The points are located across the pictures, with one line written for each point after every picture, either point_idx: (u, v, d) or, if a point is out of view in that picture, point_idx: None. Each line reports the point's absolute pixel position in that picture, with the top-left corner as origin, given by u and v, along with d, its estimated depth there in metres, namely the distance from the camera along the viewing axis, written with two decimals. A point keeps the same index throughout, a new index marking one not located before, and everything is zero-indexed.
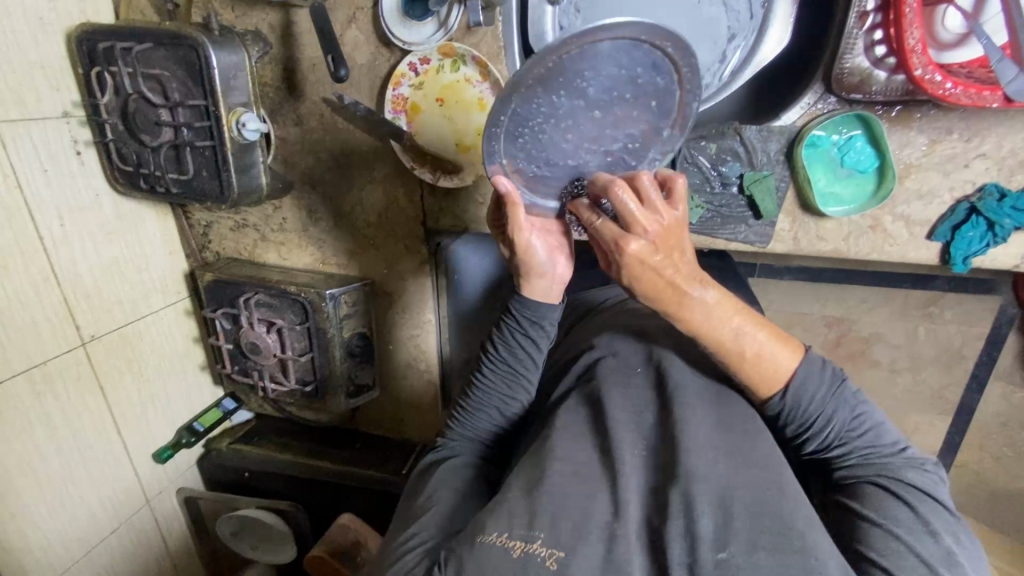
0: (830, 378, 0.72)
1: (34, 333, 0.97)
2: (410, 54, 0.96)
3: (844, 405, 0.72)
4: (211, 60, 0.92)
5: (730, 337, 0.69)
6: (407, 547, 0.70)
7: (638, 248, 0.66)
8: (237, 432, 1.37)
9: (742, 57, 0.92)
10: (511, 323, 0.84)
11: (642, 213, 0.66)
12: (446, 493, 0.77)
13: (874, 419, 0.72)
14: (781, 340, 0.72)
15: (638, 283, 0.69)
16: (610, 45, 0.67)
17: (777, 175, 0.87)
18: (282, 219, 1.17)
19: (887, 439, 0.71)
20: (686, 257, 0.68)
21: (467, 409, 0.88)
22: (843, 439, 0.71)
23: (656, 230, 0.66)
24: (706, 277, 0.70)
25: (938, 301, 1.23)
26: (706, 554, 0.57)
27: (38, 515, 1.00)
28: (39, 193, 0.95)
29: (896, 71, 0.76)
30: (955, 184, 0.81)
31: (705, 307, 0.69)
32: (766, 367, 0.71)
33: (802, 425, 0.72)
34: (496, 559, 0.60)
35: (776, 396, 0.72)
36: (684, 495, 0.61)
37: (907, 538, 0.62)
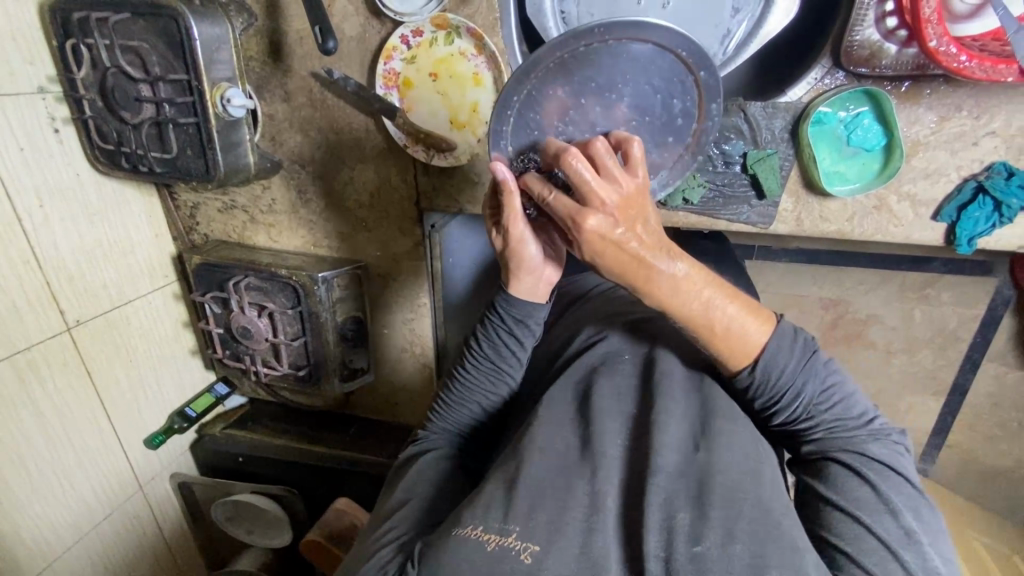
0: (799, 350, 0.69)
1: (16, 317, 0.93)
2: (402, 26, 0.92)
3: (814, 377, 0.69)
4: (192, 32, 0.87)
5: (701, 308, 0.66)
6: (381, 542, 0.68)
7: (595, 223, 0.62)
8: (229, 418, 1.35)
9: (747, 31, 0.86)
10: (496, 321, 0.82)
11: (599, 185, 0.61)
12: (425, 486, 0.76)
13: (845, 391, 0.70)
14: (750, 311, 0.68)
15: (600, 261, 0.65)
16: (651, 50, 0.72)
17: (780, 154, 0.85)
18: (271, 200, 1.14)
19: (855, 410, 0.69)
20: (649, 229, 0.64)
21: (447, 402, 0.86)
22: (812, 413, 0.69)
23: (614, 204, 0.62)
24: (674, 247, 0.65)
25: (934, 283, 1.23)
26: (681, 546, 0.55)
27: (25, 502, 0.98)
28: (16, 172, 0.91)
29: (908, 44, 0.73)
30: (963, 162, 0.79)
31: (673, 280, 0.65)
32: (735, 340, 0.68)
33: (771, 398, 0.69)
34: (467, 552, 0.56)
35: (745, 368, 0.69)
36: (670, 490, 0.59)
37: (867, 520, 0.61)
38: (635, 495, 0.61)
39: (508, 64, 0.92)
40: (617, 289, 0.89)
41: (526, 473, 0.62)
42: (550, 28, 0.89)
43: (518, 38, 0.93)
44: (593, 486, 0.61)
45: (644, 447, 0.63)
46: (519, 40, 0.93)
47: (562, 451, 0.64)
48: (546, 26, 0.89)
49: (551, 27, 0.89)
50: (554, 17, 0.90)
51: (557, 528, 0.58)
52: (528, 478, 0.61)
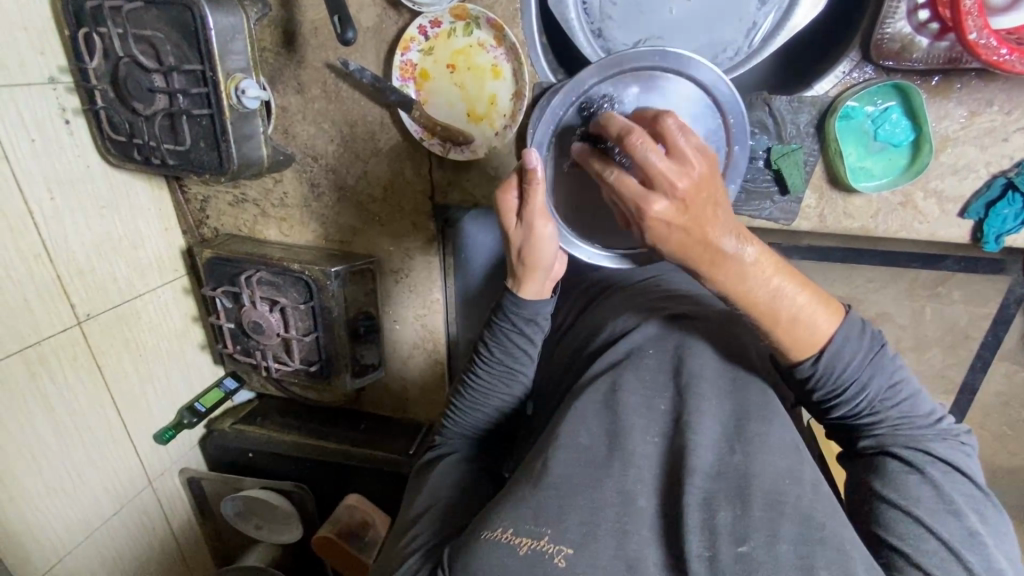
0: (868, 344, 0.67)
1: (27, 311, 0.92)
2: (420, 16, 0.90)
3: (882, 372, 0.66)
4: (207, 22, 0.86)
5: (767, 296, 0.64)
6: (408, 550, 0.68)
7: (660, 207, 0.61)
8: (238, 413, 1.34)
9: (774, 22, 0.84)
10: (505, 326, 0.80)
11: (666, 166, 0.60)
12: (447, 491, 0.75)
13: (912, 387, 0.68)
14: (819, 300, 0.66)
15: (665, 244, 0.64)
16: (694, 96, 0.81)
17: (805, 149, 0.83)
18: (282, 193, 1.13)
19: (921, 409, 0.67)
20: (722, 211, 0.62)
21: (460, 409, 0.85)
22: (876, 409, 0.67)
23: (682, 187, 0.60)
24: (744, 231, 0.63)
25: (945, 282, 1.21)
26: (725, 545, 0.55)
27: (36, 497, 0.97)
28: (27, 164, 0.90)
29: (941, 37, 0.72)
30: (992, 158, 0.78)
31: (742, 265, 0.62)
32: (802, 330, 0.65)
33: (833, 391, 0.67)
34: (501, 555, 0.56)
35: (808, 359, 0.67)
36: (701, 490, 0.58)
37: (928, 520, 0.60)
38: (668, 494, 0.60)
39: (528, 56, 0.90)
40: (638, 284, 0.87)
41: (556, 472, 0.61)
42: (571, 18, 0.86)
43: (539, 30, 0.92)
44: (624, 485, 0.60)
45: (676, 446, 0.62)
46: (539, 32, 0.92)
47: (589, 450, 0.63)
48: (567, 17, 0.86)
49: (572, 18, 0.86)
50: (576, 8, 0.87)
51: (590, 528, 0.57)
52: (557, 477, 0.60)
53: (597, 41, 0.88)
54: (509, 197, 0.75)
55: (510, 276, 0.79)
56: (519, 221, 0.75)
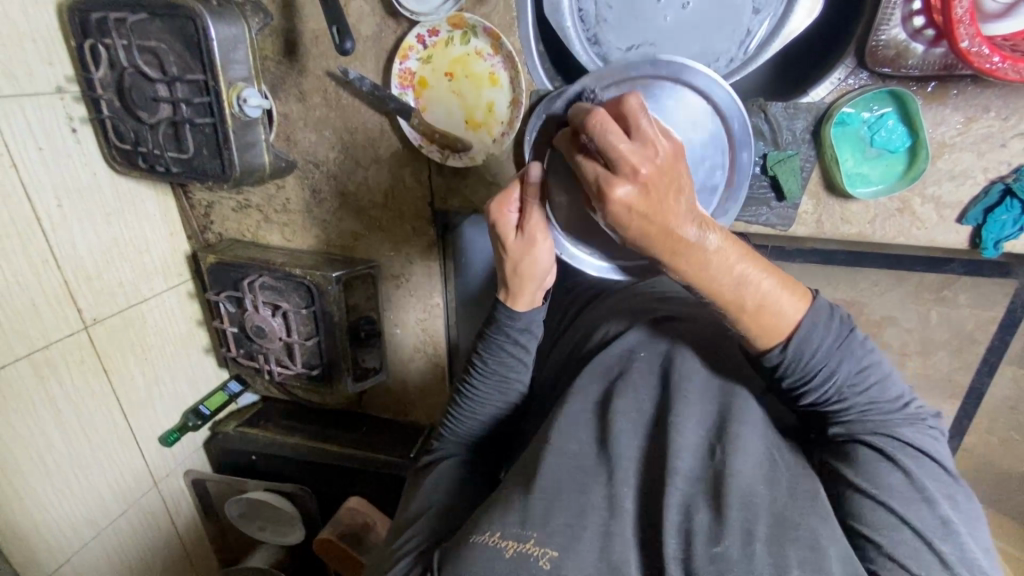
0: (837, 328, 0.67)
1: (35, 315, 0.94)
2: (417, 26, 0.91)
3: (851, 357, 0.66)
4: (209, 32, 0.88)
5: (733, 284, 0.63)
6: (402, 552, 0.69)
7: (625, 193, 0.58)
8: (242, 415, 1.36)
9: (769, 29, 0.84)
10: (495, 332, 0.81)
11: (631, 150, 0.58)
12: (442, 494, 0.76)
13: (882, 372, 0.67)
14: (785, 284, 0.65)
15: (626, 232, 0.61)
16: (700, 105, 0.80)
17: (802, 155, 0.83)
18: (285, 199, 1.14)
19: (891, 393, 0.67)
20: (684, 199, 0.60)
21: (457, 417, 0.85)
22: (844, 393, 0.66)
23: (645, 171, 0.58)
24: (707, 219, 0.62)
25: (951, 285, 1.20)
26: (701, 548, 0.55)
27: (44, 497, 0.99)
28: (35, 172, 0.92)
29: (936, 44, 0.72)
30: (989, 164, 0.78)
31: (705, 253, 0.62)
32: (768, 317, 0.65)
33: (801, 377, 0.67)
34: (486, 558, 0.56)
35: (777, 347, 0.66)
36: (685, 493, 0.59)
37: (902, 512, 0.60)
38: (651, 497, 0.60)
39: (525, 64, 0.91)
40: (630, 288, 0.88)
41: (541, 476, 0.61)
42: (567, 27, 0.87)
43: (536, 38, 0.92)
44: (608, 488, 0.60)
45: (661, 449, 0.63)
46: (536, 40, 0.93)
47: (578, 455, 0.63)
48: (563, 26, 0.87)
49: (568, 26, 0.88)
50: (571, 16, 0.88)
51: (573, 531, 0.57)
52: (542, 480, 0.61)
53: (593, 48, 0.89)
54: (508, 210, 0.74)
55: (502, 288, 0.79)
56: (520, 234, 0.75)
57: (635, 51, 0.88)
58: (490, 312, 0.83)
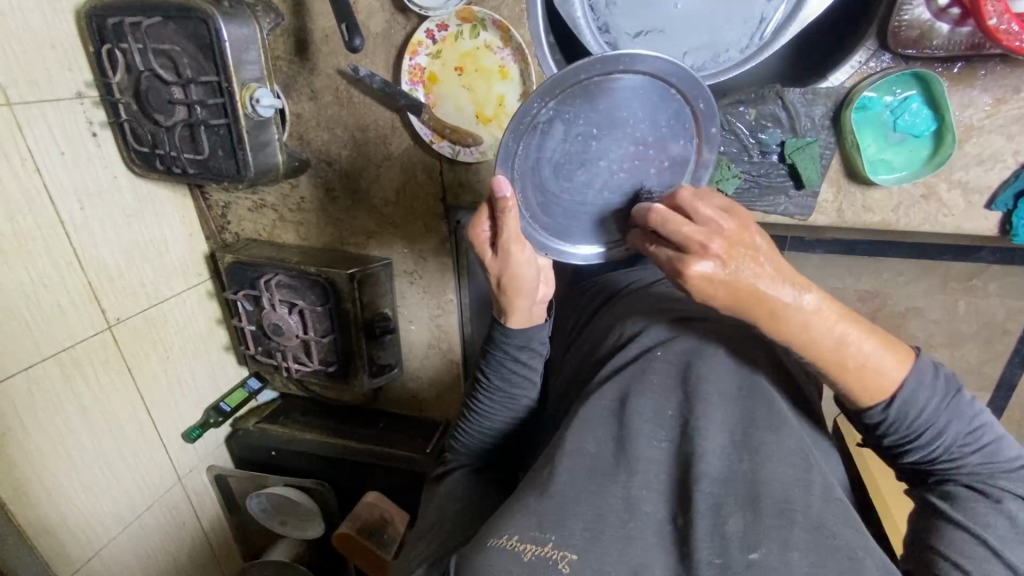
0: (941, 387, 0.63)
1: (60, 316, 0.97)
2: (427, 21, 0.91)
3: (959, 417, 0.62)
4: (222, 33, 0.88)
5: (832, 345, 0.61)
6: (418, 560, 0.70)
7: (701, 269, 0.61)
8: (262, 412, 1.38)
9: (786, 13, 0.81)
10: (496, 350, 0.83)
11: (695, 230, 0.62)
12: (455, 502, 0.77)
13: (994, 434, 0.63)
14: (889, 345, 0.62)
15: (714, 303, 0.63)
16: (645, 81, 0.74)
17: (822, 142, 0.81)
18: (299, 198, 1.15)
19: (1006, 454, 0.62)
20: (763, 261, 0.61)
21: (468, 430, 0.86)
22: (954, 455, 0.62)
23: (716, 245, 0.61)
24: (802, 280, 0.62)
25: (979, 274, 1.18)
26: (736, 553, 0.54)
27: (74, 493, 1.02)
28: (58, 176, 0.94)
29: (962, 23, 0.69)
30: (1020, 147, 0.74)
31: (803, 315, 0.61)
32: (871, 376, 0.61)
33: (904, 437, 0.63)
34: (506, 562, 0.55)
35: (880, 404, 0.63)
36: (708, 497, 0.58)
37: (997, 547, 0.57)
38: (674, 501, 0.59)
39: (535, 56, 0.90)
40: (647, 287, 0.86)
41: (561, 479, 0.61)
42: (576, 16, 0.85)
43: (546, 30, 0.91)
44: (629, 492, 0.59)
45: (682, 452, 0.62)
46: (546, 32, 0.92)
47: (598, 457, 0.63)
48: (574, 16, 0.86)
49: (579, 16, 0.86)
50: (582, 6, 0.86)
51: (594, 534, 0.56)
52: (562, 483, 0.60)
53: (602, 36, 0.88)
54: (481, 230, 0.76)
55: (495, 307, 0.82)
56: (495, 252, 0.76)
57: (643, 38, 0.86)
58: (490, 331, 0.85)
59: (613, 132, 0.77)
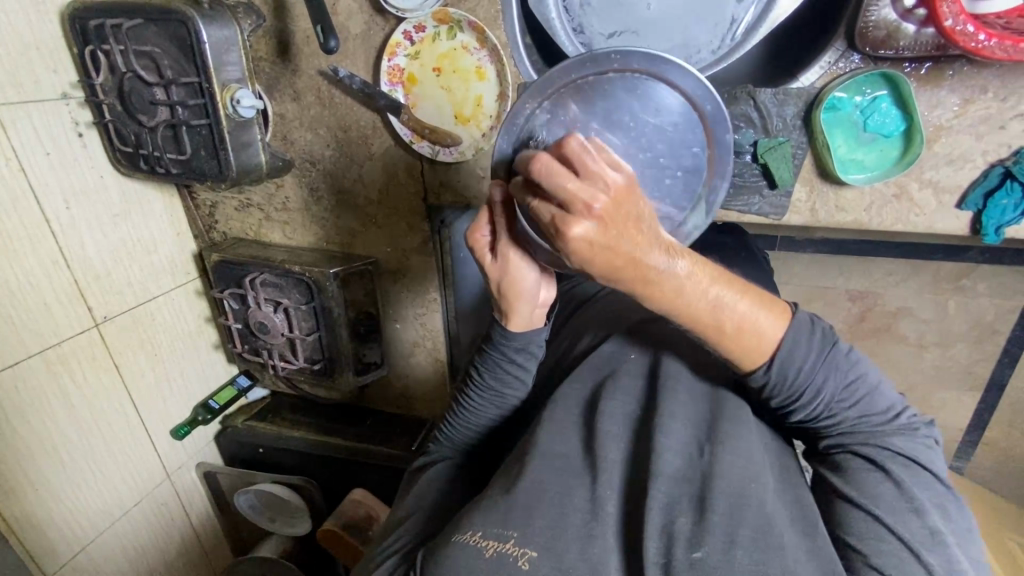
0: (818, 344, 0.64)
1: (45, 314, 0.98)
2: (404, 22, 0.92)
3: (835, 372, 0.64)
4: (202, 35, 0.90)
5: (708, 308, 0.61)
6: (385, 553, 0.71)
7: (582, 231, 0.55)
8: (251, 409, 1.39)
9: (757, 14, 0.82)
10: (492, 349, 0.81)
11: (579, 187, 0.55)
12: (429, 496, 0.77)
13: (869, 386, 0.64)
14: (763, 305, 0.64)
15: (591, 267, 0.58)
16: (675, 99, 0.77)
17: (793, 142, 0.82)
18: (285, 198, 1.16)
19: (879, 406, 0.64)
20: (643, 227, 0.57)
21: (454, 424, 0.86)
22: (833, 410, 0.64)
23: (600, 206, 0.55)
24: (672, 245, 0.60)
25: (970, 276, 1.18)
26: (683, 551, 0.54)
27: (61, 489, 1.04)
28: (44, 177, 0.96)
29: (927, 24, 0.70)
30: (989, 147, 0.75)
31: (675, 280, 0.60)
32: (749, 339, 0.63)
33: (788, 398, 0.64)
34: (468, 557, 0.56)
35: (760, 368, 0.64)
36: (669, 494, 0.58)
37: (890, 521, 0.58)
38: (637, 498, 0.60)
39: (511, 57, 0.91)
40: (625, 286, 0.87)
41: (525, 477, 0.61)
42: (551, 17, 0.86)
43: (523, 30, 0.92)
44: (592, 490, 0.60)
45: (646, 450, 0.62)
46: (523, 33, 0.92)
47: (563, 455, 0.63)
48: (548, 17, 0.86)
49: (553, 17, 0.87)
50: (556, 7, 0.87)
51: (556, 532, 0.57)
52: (526, 482, 0.61)
53: (577, 37, 0.88)
54: (481, 234, 0.74)
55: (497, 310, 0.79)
56: (494, 256, 0.74)
57: (617, 38, 0.87)
58: (488, 329, 0.83)
59: (617, 136, 0.79)
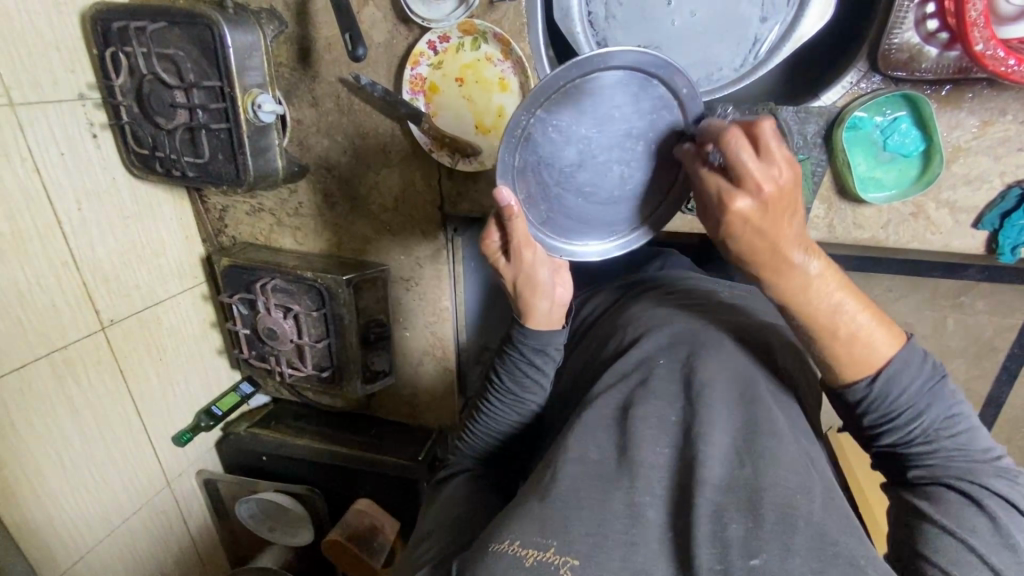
0: (928, 371, 0.65)
1: (53, 316, 0.96)
2: (429, 32, 0.92)
3: (940, 401, 0.65)
4: (226, 39, 0.89)
5: (828, 314, 0.62)
6: (417, 563, 0.69)
7: (744, 206, 0.59)
8: (254, 416, 1.37)
9: (779, 36, 0.84)
10: (512, 352, 0.82)
11: (756, 168, 0.58)
12: (455, 505, 0.76)
13: (969, 423, 0.65)
14: (880, 324, 0.64)
15: (735, 240, 0.62)
16: (626, 76, 0.71)
17: (814, 160, 0.83)
18: (298, 203, 1.16)
19: (979, 444, 0.64)
20: (796, 220, 0.60)
21: (474, 433, 0.86)
22: (931, 436, 0.64)
23: (768, 189, 0.58)
24: (814, 245, 0.62)
25: (970, 291, 1.20)
26: (736, 559, 0.53)
27: (62, 496, 1.01)
28: (57, 176, 0.95)
29: (950, 47, 0.71)
30: (1007, 168, 0.76)
31: (805, 277, 0.62)
32: (861, 349, 0.64)
33: (885, 415, 0.65)
34: (505, 565, 0.55)
35: (863, 380, 0.65)
36: (712, 502, 0.57)
37: (983, 551, 0.57)
38: (677, 507, 0.59)
39: (534, 70, 0.92)
40: (650, 295, 0.88)
41: (563, 485, 0.60)
42: (577, 32, 0.89)
43: (545, 44, 0.94)
44: (633, 498, 0.59)
45: (683, 459, 0.61)
46: (545, 46, 0.94)
47: (599, 462, 0.62)
48: (574, 31, 0.89)
49: (578, 31, 0.89)
50: (581, 21, 0.89)
51: (598, 540, 0.56)
52: (565, 489, 0.60)
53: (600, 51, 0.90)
54: (492, 241, 0.78)
55: (515, 310, 0.82)
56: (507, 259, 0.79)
57: None
58: (507, 332, 0.85)
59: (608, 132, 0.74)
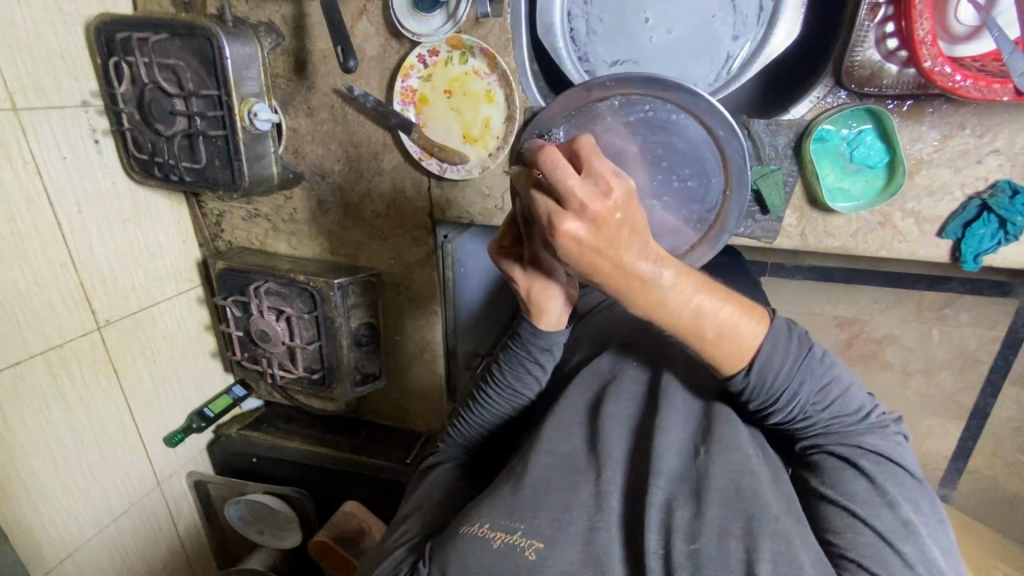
0: (794, 350, 0.67)
1: (50, 316, 0.99)
2: (419, 46, 0.97)
3: (810, 377, 0.66)
4: (224, 51, 0.94)
5: (690, 315, 0.63)
6: (394, 545, 0.72)
7: (574, 229, 0.57)
8: (246, 419, 1.40)
9: (751, 51, 0.88)
10: (518, 348, 0.80)
11: (579, 187, 0.56)
12: (437, 493, 0.79)
13: (841, 387, 0.67)
14: (744, 310, 0.65)
15: (574, 263, 0.60)
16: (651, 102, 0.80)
17: (784, 170, 0.87)
18: (293, 209, 1.19)
19: (853, 405, 0.67)
20: (638, 239, 0.59)
21: (465, 421, 0.87)
22: (807, 412, 0.67)
23: (595, 209, 0.56)
24: (660, 253, 0.62)
25: (953, 304, 1.21)
26: (681, 543, 0.56)
27: (53, 493, 1.03)
28: (59, 180, 0.98)
29: (908, 64, 0.75)
30: (968, 179, 0.80)
31: (660, 289, 0.61)
32: (728, 344, 0.65)
33: (766, 400, 0.66)
34: (475, 548, 0.58)
35: (739, 372, 0.66)
36: (668, 491, 0.60)
37: (864, 514, 0.61)
38: (636, 496, 0.61)
39: (519, 83, 0.96)
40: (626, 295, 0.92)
41: (530, 475, 0.63)
42: (559, 47, 0.93)
43: (529, 57, 0.97)
44: (596, 487, 0.62)
45: (646, 450, 0.64)
46: (529, 58, 0.97)
47: (566, 453, 0.65)
48: (556, 47, 0.93)
49: (560, 47, 0.93)
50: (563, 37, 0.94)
51: (561, 525, 0.59)
52: (532, 478, 0.63)
53: (582, 65, 0.95)
54: None
55: (527, 313, 0.78)
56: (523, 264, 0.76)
57: (620, 66, 0.93)
58: (514, 324, 0.82)
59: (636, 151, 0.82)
